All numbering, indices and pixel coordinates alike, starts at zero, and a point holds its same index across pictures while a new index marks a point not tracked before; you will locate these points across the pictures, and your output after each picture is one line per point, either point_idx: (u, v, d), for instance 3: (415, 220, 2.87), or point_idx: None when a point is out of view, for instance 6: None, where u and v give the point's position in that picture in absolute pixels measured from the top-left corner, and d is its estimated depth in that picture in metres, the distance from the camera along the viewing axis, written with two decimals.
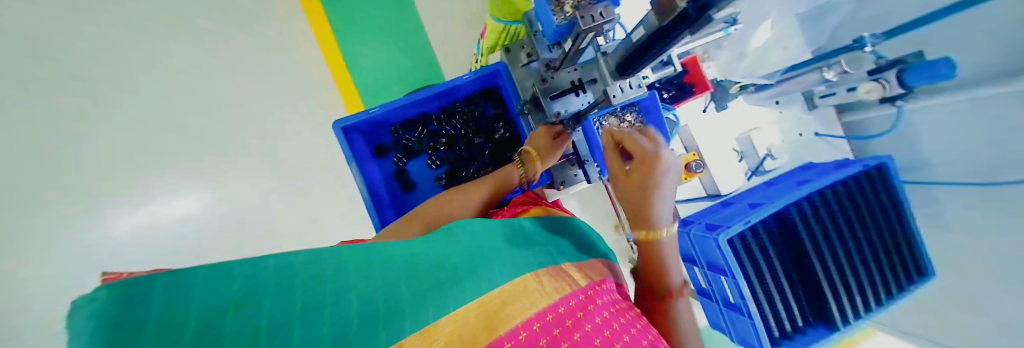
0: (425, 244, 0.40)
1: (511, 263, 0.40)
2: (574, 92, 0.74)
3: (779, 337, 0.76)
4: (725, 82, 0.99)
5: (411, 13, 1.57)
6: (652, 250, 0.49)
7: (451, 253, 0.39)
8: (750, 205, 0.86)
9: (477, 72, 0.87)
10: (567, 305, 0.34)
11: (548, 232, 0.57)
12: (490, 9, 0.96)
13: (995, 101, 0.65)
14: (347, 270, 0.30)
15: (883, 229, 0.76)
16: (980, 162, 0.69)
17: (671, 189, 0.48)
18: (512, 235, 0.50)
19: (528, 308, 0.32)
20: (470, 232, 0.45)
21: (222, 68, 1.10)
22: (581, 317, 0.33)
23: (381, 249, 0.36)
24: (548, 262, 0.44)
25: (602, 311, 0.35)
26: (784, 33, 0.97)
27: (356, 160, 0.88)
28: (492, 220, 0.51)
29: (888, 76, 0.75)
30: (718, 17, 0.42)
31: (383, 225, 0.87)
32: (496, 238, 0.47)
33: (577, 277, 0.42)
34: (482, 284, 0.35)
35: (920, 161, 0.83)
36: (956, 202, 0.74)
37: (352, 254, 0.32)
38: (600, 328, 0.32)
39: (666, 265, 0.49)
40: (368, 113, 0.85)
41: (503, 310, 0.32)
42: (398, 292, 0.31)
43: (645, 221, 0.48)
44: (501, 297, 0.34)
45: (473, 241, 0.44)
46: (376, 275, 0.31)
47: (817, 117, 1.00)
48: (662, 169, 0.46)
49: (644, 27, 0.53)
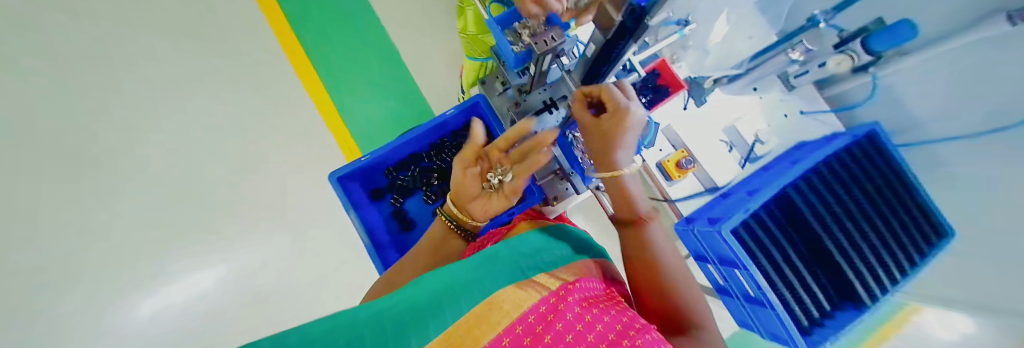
0: (389, 301, 0.39)
1: (483, 287, 0.41)
2: (547, 111, 0.76)
3: (808, 325, 0.71)
4: (698, 79, 1.02)
5: (395, 58, 1.59)
6: (618, 185, 0.54)
7: (420, 298, 0.39)
8: (748, 192, 0.85)
9: (458, 107, 0.92)
10: (537, 311, 0.35)
11: (525, 249, 0.56)
12: (466, 50, 1.05)
13: (959, 53, 0.66)
14: (313, 337, 0.28)
15: (886, 193, 0.74)
16: (965, 116, 0.69)
17: (634, 135, 0.52)
18: (483, 262, 0.51)
19: (497, 324, 0.33)
20: (438, 276, 0.46)
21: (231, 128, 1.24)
22: (552, 319, 0.34)
23: (341, 315, 0.34)
24: (519, 277, 0.45)
25: (573, 307, 0.37)
26: (747, 22, 1.00)
27: (354, 207, 0.90)
28: (463, 258, 0.52)
29: (853, 47, 0.78)
30: (652, 25, 0.46)
31: (387, 267, 0.87)
32: (467, 270, 0.48)
33: (548, 283, 0.43)
34: (451, 312, 0.34)
35: (910, 122, 0.84)
36: (958, 156, 0.74)
37: (318, 329, 0.30)
38: (571, 324, 0.33)
39: (633, 197, 0.55)
40: (360, 161, 0.88)
41: (479, 325, 0.33)
42: (367, 338, 0.29)
43: (609, 163, 0.53)
44: (471, 321, 0.33)
45: (454, 277, 0.45)
46: (343, 333, 0.29)
47: (800, 96, 1.00)
48: (628, 114, 0.49)
49: (594, 42, 0.58)
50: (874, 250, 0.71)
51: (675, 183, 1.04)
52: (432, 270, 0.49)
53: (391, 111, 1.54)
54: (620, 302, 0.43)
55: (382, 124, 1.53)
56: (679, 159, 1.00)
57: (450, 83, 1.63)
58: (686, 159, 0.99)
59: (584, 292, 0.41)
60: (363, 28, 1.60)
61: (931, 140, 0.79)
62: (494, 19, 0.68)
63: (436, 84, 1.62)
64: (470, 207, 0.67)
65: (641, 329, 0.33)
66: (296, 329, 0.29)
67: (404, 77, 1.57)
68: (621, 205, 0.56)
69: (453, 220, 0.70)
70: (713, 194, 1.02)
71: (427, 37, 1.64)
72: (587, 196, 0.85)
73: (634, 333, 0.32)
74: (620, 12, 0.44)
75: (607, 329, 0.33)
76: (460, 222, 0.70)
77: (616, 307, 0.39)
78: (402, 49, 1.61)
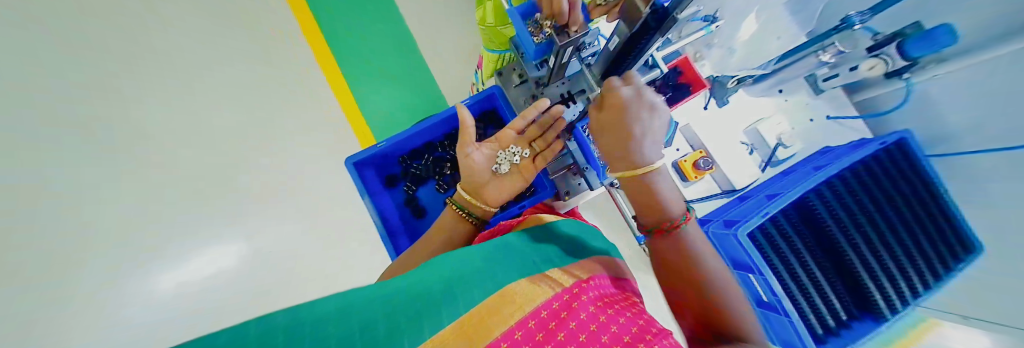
0: (400, 286, 0.39)
1: (495, 278, 0.40)
2: (564, 105, 0.76)
3: (822, 333, 0.70)
4: (721, 78, 0.99)
5: (411, 48, 1.60)
6: (637, 185, 0.50)
7: (431, 285, 0.39)
8: (767, 197, 0.83)
9: (474, 97, 0.92)
10: (550, 307, 0.35)
11: (535, 243, 0.55)
12: (485, 42, 1.05)
13: (1005, 61, 0.62)
14: (325, 318, 0.28)
15: (914, 203, 0.70)
16: (1001, 126, 0.65)
17: (644, 120, 0.49)
18: (495, 254, 0.51)
19: (508, 318, 0.33)
20: (450, 265, 0.46)
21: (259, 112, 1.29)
22: (565, 317, 0.34)
23: (351, 296, 0.34)
24: (533, 271, 0.44)
25: (587, 306, 0.36)
26: (776, 21, 0.96)
27: (370, 194, 0.91)
28: (474, 249, 0.52)
29: (888, 51, 0.76)
30: (681, 18, 0.45)
31: (399, 254, 0.87)
32: (478, 259, 0.47)
33: (561, 279, 0.42)
34: (462, 301, 0.34)
35: (940, 132, 0.78)
36: (992, 169, 0.68)
37: (331, 309, 0.30)
38: (585, 323, 0.33)
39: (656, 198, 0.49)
40: (375, 148, 0.89)
41: (490, 317, 0.33)
42: (379, 323, 0.29)
43: (623, 161, 0.51)
44: (483, 313, 0.33)
45: (467, 265, 0.45)
46: (355, 316, 0.29)
47: (827, 100, 0.97)
48: (620, 96, 0.48)
49: (617, 35, 0.56)
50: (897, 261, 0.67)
51: (690, 184, 1.02)
52: (442, 257, 0.49)
53: (406, 101, 1.54)
54: (631, 302, 0.42)
55: (396, 113, 1.53)
56: (696, 160, 0.98)
57: (465, 75, 1.62)
58: (703, 160, 0.96)
59: (598, 290, 0.41)
60: (379, 18, 1.61)
61: (943, 155, 0.78)
62: (515, 7, 0.67)
63: (451, 75, 1.61)
64: (482, 192, 0.70)
65: (658, 333, 0.32)
66: (310, 307, 0.29)
67: (420, 68, 1.58)
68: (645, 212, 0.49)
69: (462, 207, 0.69)
70: (729, 197, 0.99)
71: (443, 28, 1.63)
72: (600, 193, 0.84)
73: (651, 337, 0.31)
74: (648, 4, 0.42)
75: (622, 331, 0.32)
76: (476, 212, 0.70)
77: (631, 309, 0.39)
78: (420, 39, 1.61)
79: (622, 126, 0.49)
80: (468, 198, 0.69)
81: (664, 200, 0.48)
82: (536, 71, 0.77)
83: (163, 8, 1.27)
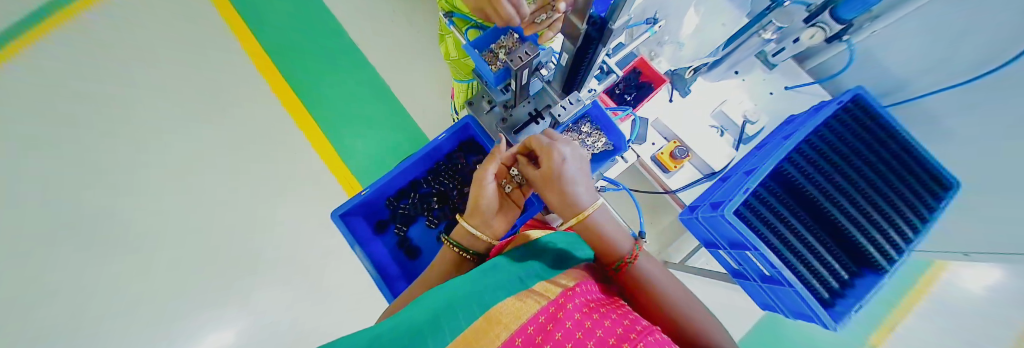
0: (384, 328, 0.39)
1: (482, 301, 0.41)
2: (534, 122, 0.78)
3: (829, 297, 0.68)
4: (679, 71, 1.07)
5: (383, 89, 1.60)
6: (589, 229, 0.56)
7: (418, 320, 0.39)
8: (745, 173, 0.85)
9: (449, 130, 0.95)
10: (536, 322, 0.36)
11: (521, 260, 0.56)
12: (454, 74, 1.10)
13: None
14: None
15: (883, 155, 0.72)
16: (952, 67, 0.70)
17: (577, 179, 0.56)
18: (484, 276, 0.51)
19: (496, 337, 0.34)
20: (439, 295, 0.47)
21: (252, 180, 1.35)
22: (551, 329, 0.35)
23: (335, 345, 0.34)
24: (519, 288, 0.45)
25: (572, 314, 0.37)
26: (718, 10, 1.01)
27: (360, 242, 0.92)
28: (464, 276, 0.53)
29: (824, 19, 0.75)
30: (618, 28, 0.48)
31: (395, 295, 0.86)
32: (467, 285, 0.49)
33: (548, 292, 0.43)
34: (447, 333, 0.35)
35: (892, 84, 0.85)
36: (945, 111, 0.74)
37: None
38: (571, 331, 0.34)
39: (609, 238, 0.55)
40: (359, 196, 0.90)
41: (477, 342, 0.34)
42: None
43: (573, 211, 0.56)
44: (468, 341, 0.34)
45: (457, 293, 0.46)
46: None
47: (780, 73, 1.01)
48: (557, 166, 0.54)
49: (566, 51, 0.60)
50: (881, 211, 0.68)
51: (672, 174, 1.04)
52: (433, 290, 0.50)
53: (386, 140, 1.52)
54: (619, 304, 0.43)
55: (377, 154, 1.50)
56: (672, 150, 1.01)
57: (441, 105, 1.61)
58: (679, 149, 1.00)
59: (585, 297, 0.42)
60: (346, 66, 1.61)
61: (919, 96, 0.78)
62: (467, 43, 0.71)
63: (427, 107, 1.60)
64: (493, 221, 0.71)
65: (641, 331, 0.34)
66: None
67: (395, 106, 1.57)
68: (605, 255, 0.55)
69: (465, 248, 0.69)
70: (713, 180, 0.97)
71: (415, 67, 1.65)
72: None
73: (635, 336, 0.32)
74: (582, 20, 0.46)
75: (607, 334, 0.33)
76: (466, 248, 0.69)
77: (616, 310, 0.40)
78: (389, 79, 1.61)
79: (557, 183, 0.55)
80: (478, 233, 0.67)
81: (612, 240, 0.55)
82: (500, 95, 0.80)
83: (156, 107, 1.42)
